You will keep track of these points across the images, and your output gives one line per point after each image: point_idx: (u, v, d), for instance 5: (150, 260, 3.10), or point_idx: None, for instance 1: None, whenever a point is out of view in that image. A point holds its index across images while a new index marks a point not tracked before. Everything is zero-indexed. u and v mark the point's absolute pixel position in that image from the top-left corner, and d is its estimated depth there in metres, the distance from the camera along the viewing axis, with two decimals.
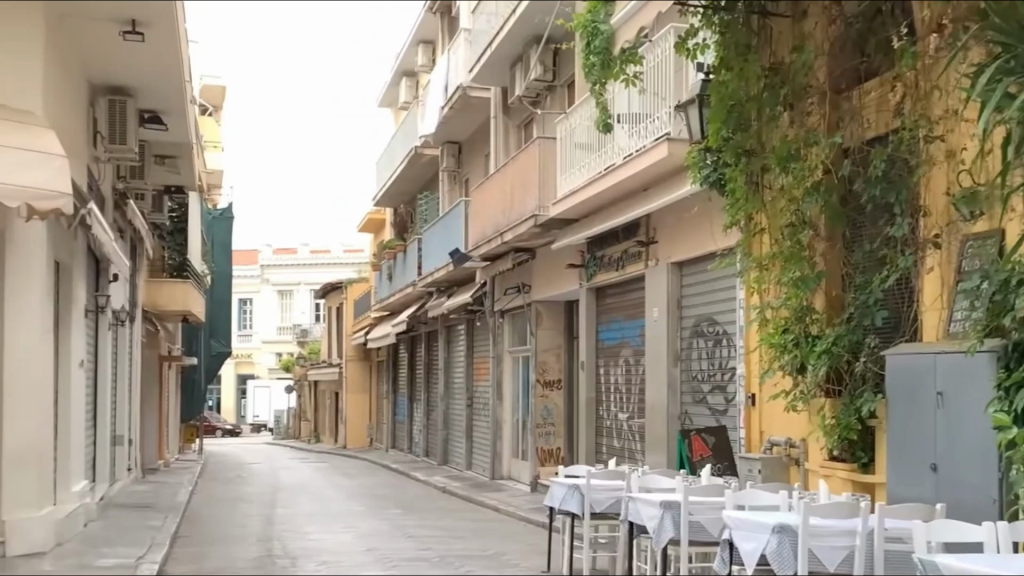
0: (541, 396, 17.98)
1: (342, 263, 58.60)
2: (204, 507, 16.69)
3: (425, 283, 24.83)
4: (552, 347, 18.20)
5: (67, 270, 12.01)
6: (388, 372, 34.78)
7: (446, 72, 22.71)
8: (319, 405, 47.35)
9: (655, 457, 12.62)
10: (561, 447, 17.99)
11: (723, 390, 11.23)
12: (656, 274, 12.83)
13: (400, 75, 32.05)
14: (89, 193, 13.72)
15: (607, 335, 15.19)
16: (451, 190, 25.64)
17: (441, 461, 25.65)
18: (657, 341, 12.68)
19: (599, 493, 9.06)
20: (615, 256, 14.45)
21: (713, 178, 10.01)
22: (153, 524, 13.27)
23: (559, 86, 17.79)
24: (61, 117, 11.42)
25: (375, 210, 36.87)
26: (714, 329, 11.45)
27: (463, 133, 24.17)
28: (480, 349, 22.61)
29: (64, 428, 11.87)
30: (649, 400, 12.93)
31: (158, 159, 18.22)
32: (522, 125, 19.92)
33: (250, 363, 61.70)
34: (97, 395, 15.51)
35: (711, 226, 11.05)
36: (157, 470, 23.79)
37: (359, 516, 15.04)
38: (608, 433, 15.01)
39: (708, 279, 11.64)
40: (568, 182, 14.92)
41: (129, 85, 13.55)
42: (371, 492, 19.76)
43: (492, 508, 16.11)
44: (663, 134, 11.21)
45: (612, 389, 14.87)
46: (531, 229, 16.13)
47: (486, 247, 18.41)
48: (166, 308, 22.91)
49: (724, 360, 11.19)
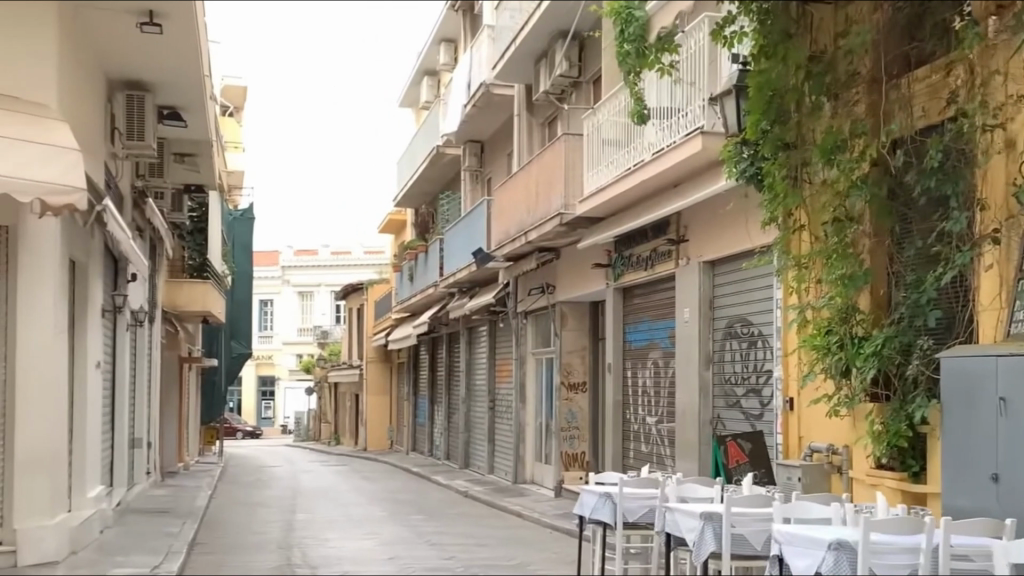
0: (566, 399, 17.57)
1: (362, 264, 58.50)
2: (222, 512, 16.43)
3: (447, 284, 24.47)
4: (577, 348, 17.78)
5: (83, 269, 11.75)
6: (409, 374, 34.50)
7: (469, 70, 22.38)
8: (339, 406, 47.19)
9: (686, 463, 12.19)
10: (586, 452, 17.56)
11: (758, 393, 10.78)
12: (687, 273, 12.38)
13: (422, 74, 31.79)
14: (107, 191, 13.47)
15: (635, 336, 14.76)
16: (473, 189, 25.30)
17: (462, 465, 25.30)
18: (688, 342, 12.25)
19: (631, 502, 8.73)
20: (643, 256, 14.03)
21: (751, 172, 9.56)
22: (170, 531, 13.00)
23: (585, 82, 17.36)
24: (78, 113, 11.17)
25: (395, 211, 36.63)
26: (749, 330, 11.00)
27: (485, 132, 23.83)
28: (503, 351, 22.23)
29: (79, 431, 11.62)
30: (679, 404, 12.47)
31: (178, 158, 18.02)
32: (547, 123, 19.53)
33: (271, 365, 61.21)
34: (115, 397, 15.26)
35: (747, 223, 10.60)
36: (177, 472, 23.62)
37: (379, 523, 14.71)
38: (636, 437, 14.57)
39: (743, 278, 11.19)
40: (596, 180, 14.53)
41: (148, 80, 13.33)
42: (392, 496, 19.43)
43: (516, 514, 15.72)
44: (697, 127, 10.79)
45: (640, 392, 14.44)
46: (556, 228, 15.73)
47: (510, 246, 18.01)
48: (186, 309, 22.74)
49: (759, 362, 10.75)
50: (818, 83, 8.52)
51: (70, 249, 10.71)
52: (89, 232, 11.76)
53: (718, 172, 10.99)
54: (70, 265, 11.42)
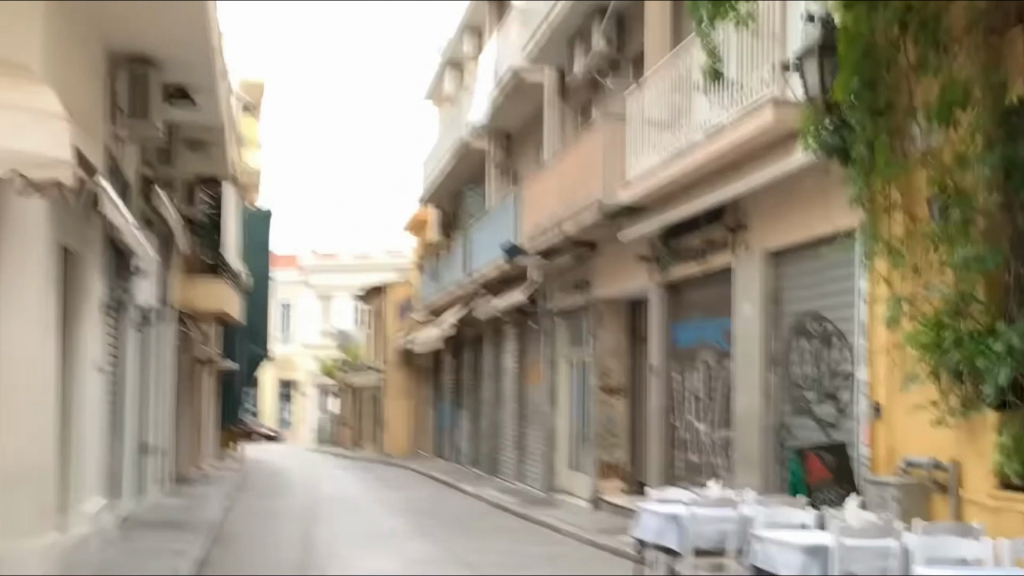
0: (603, 403, 16.30)
1: (383, 267, 57.70)
2: (237, 525, 15.31)
3: (473, 282, 23.28)
4: (616, 349, 16.49)
5: (78, 260, 10.66)
6: (432, 377, 33.36)
7: (497, 55, 21.22)
8: (359, 411, 46.11)
9: (746, 477, 10.91)
10: (625, 460, 16.30)
11: (834, 398, 9.49)
12: (747, 264, 11.07)
13: (445, 66, 30.74)
14: (110, 174, 12.43)
15: (683, 336, 13.51)
16: (500, 183, 24.06)
17: (488, 472, 24.12)
18: (749, 343, 10.96)
19: (702, 526, 7.61)
20: (694, 246, 12.69)
21: (834, 143, 8.23)
22: (176, 548, 11.86)
23: (624, 62, 16.13)
24: (69, 82, 10.05)
25: (419, 209, 35.65)
26: (823, 327, 9.70)
27: (514, 122, 22.62)
28: (534, 352, 20.93)
29: (74, 439, 10.52)
30: (737, 411, 11.19)
31: (188, 144, 16.90)
32: (580, 110, 18.33)
33: (291, 368, 60.29)
34: (119, 403, 14.15)
35: (828, 202, 9.23)
36: (190, 480, 22.59)
37: (405, 538, 13.52)
38: (684, 446, 13.30)
39: (817, 266, 9.85)
40: (640, 165, 13.28)
41: (153, 54, 12.19)
42: (417, 507, 18.22)
43: (551, 528, 14.47)
44: (763, 97, 9.61)
45: (690, 397, 13.16)
46: (595, 218, 14.46)
47: (544, 240, 16.74)
48: (199, 308, 21.71)
49: (835, 363, 9.47)
50: (928, 33, 6.85)
51: (62, 235, 9.55)
52: (85, 217, 10.65)
53: (787, 146, 9.71)
54: (65, 255, 10.33)
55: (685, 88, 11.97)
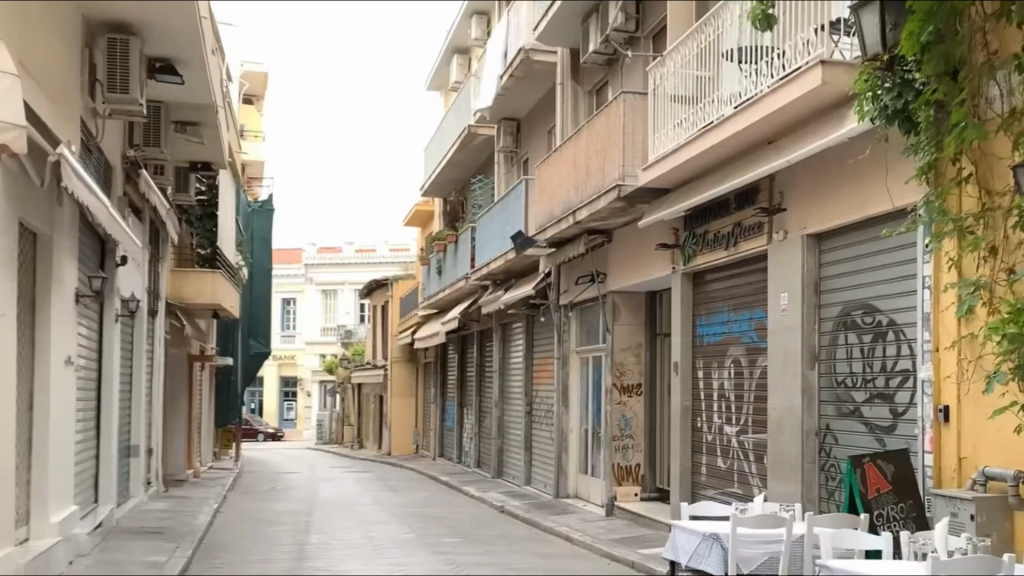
0: (618, 403, 15.25)
1: (387, 263, 56.92)
2: (228, 533, 14.23)
3: (479, 276, 22.22)
4: (632, 345, 15.44)
5: (46, 243, 9.60)
6: (436, 375, 32.35)
7: (506, 37, 20.24)
8: (362, 410, 45.14)
9: (781, 486, 9.85)
10: (641, 465, 15.24)
11: (888, 399, 8.44)
12: (783, 250, 10.00)
13: (452, 53, 29.74)
14: (86, 155, 11.38)
15: (709, 332, 12.43)
16: (507, 172, 23.02)
17: (494, 475, 23.12)
18: (786, 338, 9.88)
19: (748, 548, 6.81)
20: (722, 232, 11.63)
21: (897, 107, 7.20)
22: (156, 560, 10.82)
23: (642, 38, 15.08)
24: (31, 47, 8.97)
25: (423, 201, 34.69)
26: (873, 321, 8.66)
27: (523, 108, 21.56)
28: (544, 348, 19.87)
29: (40, 440, 9.50)
30: (771, 413, 10.13)
31: (178, 127, 15.70)
32: (595, 91, 17.23)
33: (293, 365, 59.38)
34: (98, 403, 13.12)
35: (885, 177, 8.13)
36: (183, 481, 21.59)
37: (407, 549, 12.47)
38: (710, 450, 12.25)
39: (864, 251, 8.81)
40: (663, 145, 12.18)
41: (133, 20, 11.12)
42: (420, 512, 17.18)
43: (564, 538, 13.38)
44: (811, 59, 8.46)
45: (716, 397, 12.11)
46: (611, 203, 13.37)
47: (556, 229, 15.66)
48: (193, 300, 20.67)
49: (889, 361, 8.43)
50: None
51: (21, 212, 8.50)
52: (49, 195, 9.59)
53: (839, 114, 8.56)
54: (27, 237, 9.31)
55: (713, 58, 10.93)
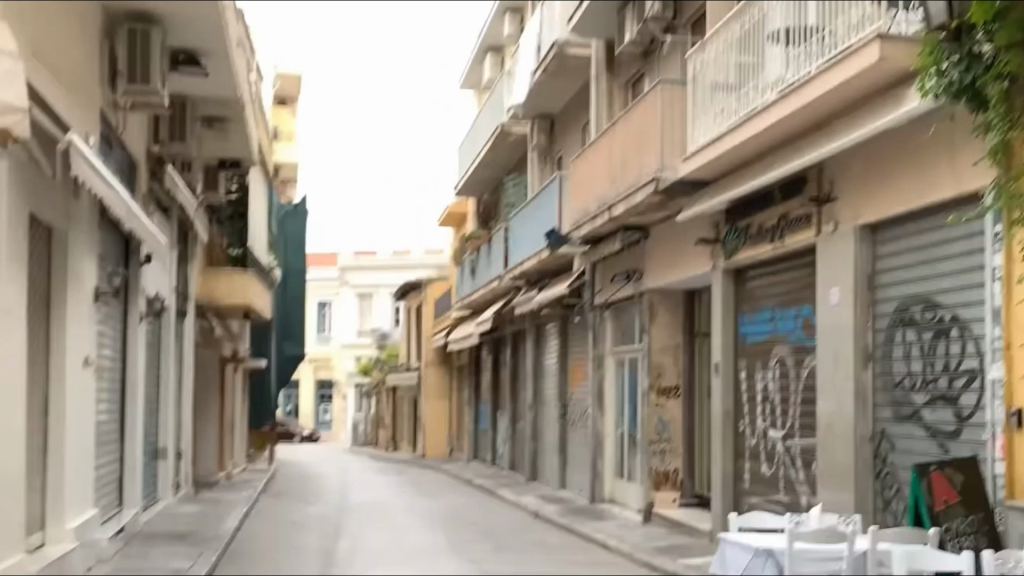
0: (656, 405, 14.67)
1: (421, 266, 56.79)
2: (255, 538, 13.85)
3: (512, 276, 21.76)
4: (669, 344, 14.83)
5: (61, 237, 9.26)
6: (469, 377, 31.93)
7: (539, 32, 19.76)
8: (397, 412, 44.92)
9: (833, 493, 9.22)
10: (679, 469, 14.65)
11: (952, 402, 7.78)
12: (833, 242, 9.37)
13: (485, 51, 29.36)
14: (108, 152, 11.04)
15: (752, 331, 11.80)
16: (541, 171, 22.52)
17: (528, 478, 22.64)
18: (837, 337, 9.24)
19: (807, 565, 5.74)
20: (767, 225, 10.98)
21: (964, 82, 6.57)
22: (178, 566, 10.43)
23: (680, 26, 14.49)
24: (45, 33, 8.61)
25: (458, 202, 34.32)
26: (935, 317, 8.00)
27: (557, 104, 21.06)
28: (578, 349, 19.35)
29: (55, 443, 9.16)
30: (821, 417, 9.49)
31: (205, 123, 15.65)
32: (630, 84, 16.67)
33: (329, 368, 59.49)
34: (122, 405, 12.82)
35: (953, 160, 7.55)
36: (215, 483, 21.39)
37: (438, 556, 12.01)
38: (754, 455, 11.63)
39: (926, 241, 8.17)
40: (703, 135, 11.59)
41: (153, 8, 10.79)
42: (453, 517, 16.74)
43: (601, 545, 12.85)
44: (866, 34, 7.86)
45: (760, 400, 11.48)
46: (649, 197, 12.79)
47: (591, 225, 15.14)
48: (225, 302, 20.27)
49: (952, 360, 7.78)
50: None
51: (31, 203, 8.13)
52: (65, 188, 9.24)
53: (897, 93, 7.95)
54: (42, 230, 8.99)
55: (756, 41, 10.35)
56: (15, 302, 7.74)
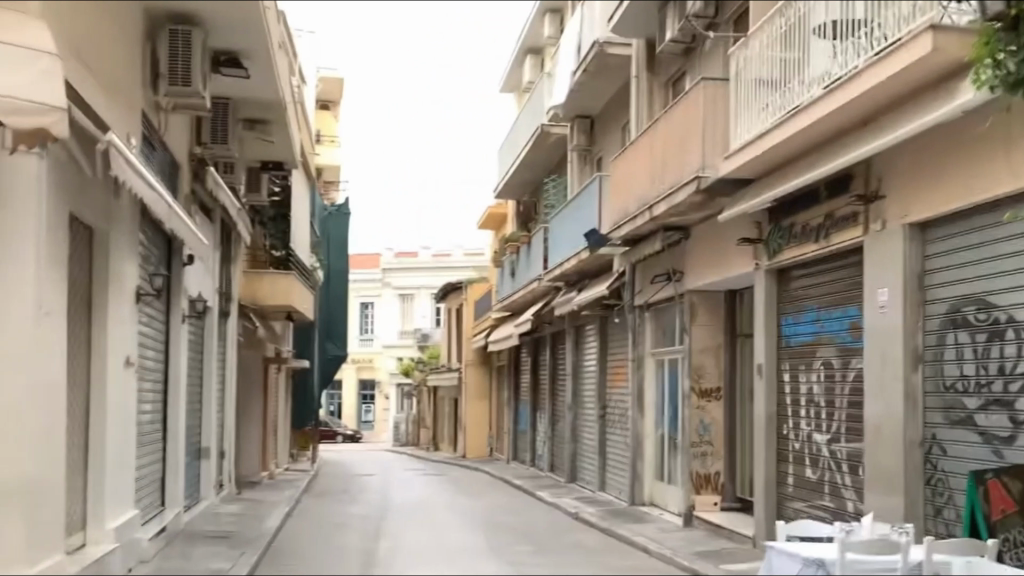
0: (697, 407, 14.44)
1: (463, 267, 56.87)
2: (294, 537, 13.90)
3: (552, 276, 21.62)
4: (711, 346, 14.59)
5: (102, 238, 9.36)
6: (509, 378, 31.84)
7: (579, 31, 19.61)
8: (438, 413, 44.99)
9: (880, 499, 8.95)
10: (721, 472, 14.41)
11: (1007, 406, 7.50)
12: (881, 241, 9.11)
13: (525, 52, 29.28)
14: (149, 154, 11.14)
15: (796, 332, 11.54)
16: (581, 171, 22.35)
17: (568, 480, 22.48)
18: (885, 339, 8.97)
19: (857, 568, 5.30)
20: (812, 224, 10.71)
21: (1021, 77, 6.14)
22: (217, 566, 10.47)
23: (722, 23, 14.25)
24: (85, 35, 8.69)
25: (498, 203, 34.27)
26: (990, 318, 7.72)
27: (597, 104, 20.89)
28: (618, 350, 19.15)
29: (97, 442, 9.26)
30: (868, 421, 9.22)
31: (247, 125, 15.72)
32: (671, 83, 16.44)
33: (372, 368, 59.82)
34: (164, 404, 12.95)
35: (1007, 155, 7.28)
36: (256, 483, 21.55)
37: (476, 558, 11.92)
38: (797, 458, 11.37)
39: (980, 240, 7.89)
40: (746, 132, 11.36)
41: (193, 10, 10.88)
42: (492, 518, 16.65)
43: (640, 548, 12.66)
44: (917, 25, 7.62)
45: (804, 402, 11.21)
46: (691, 196, 12.58)
47: (631, 225, 14.94)
48: (269, 303, 20.50)
49: (1008, 362, 7.50)
50: None
51: (71, 204, 8.20)
52: (105, 189, 9.33)
53: (950, 86, 7.69)
54: (82, 230, 9.08)
55: (801, 36, 10.11)
56: (55, 301, 7.82)
